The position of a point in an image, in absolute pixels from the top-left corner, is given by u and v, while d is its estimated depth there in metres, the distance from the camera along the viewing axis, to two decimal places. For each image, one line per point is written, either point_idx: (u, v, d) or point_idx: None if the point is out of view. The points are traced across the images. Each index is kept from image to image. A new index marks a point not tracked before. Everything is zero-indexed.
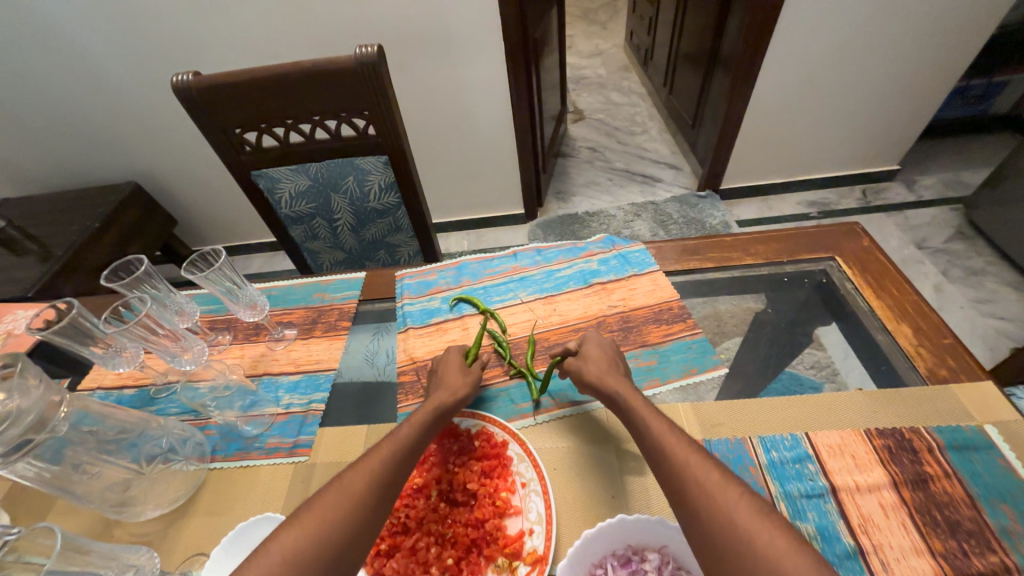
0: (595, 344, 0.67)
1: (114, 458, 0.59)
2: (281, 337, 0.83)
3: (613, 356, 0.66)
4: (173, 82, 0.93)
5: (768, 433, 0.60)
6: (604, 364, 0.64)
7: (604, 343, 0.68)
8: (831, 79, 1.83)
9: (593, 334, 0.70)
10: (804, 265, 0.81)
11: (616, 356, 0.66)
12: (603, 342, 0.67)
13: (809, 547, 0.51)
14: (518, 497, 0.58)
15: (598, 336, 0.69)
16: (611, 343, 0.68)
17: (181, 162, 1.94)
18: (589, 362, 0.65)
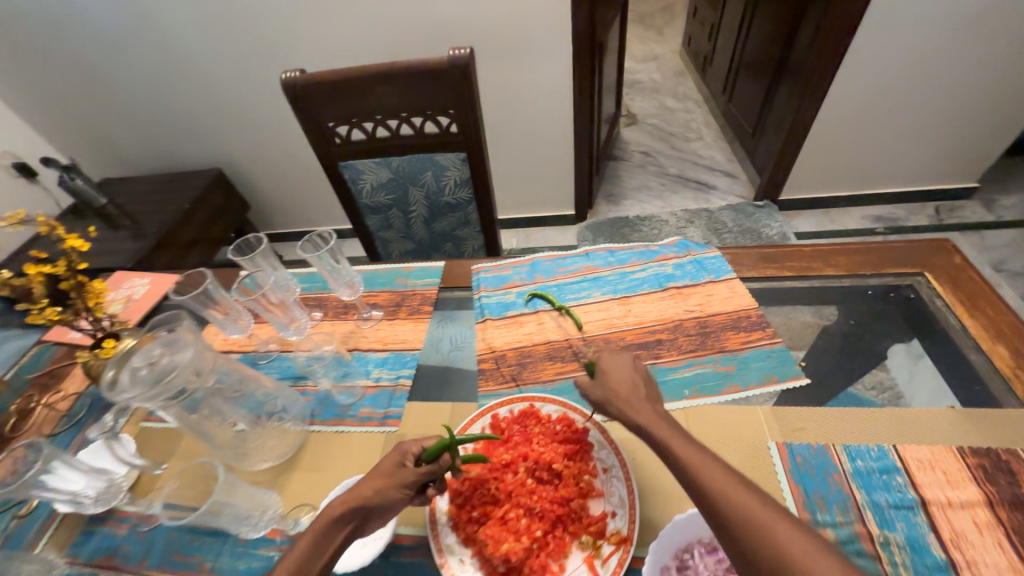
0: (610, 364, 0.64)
1: (239, 408, 0.66)
2: (369, 317, 0.89)
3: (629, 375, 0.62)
4: (283, 79, 1.02)
5: (854, 443, 0.61)
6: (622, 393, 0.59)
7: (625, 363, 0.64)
8: (910, 90, 1.76)
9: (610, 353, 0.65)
10: (891, 280, 0.79)
11: (638, 376, 0.62)
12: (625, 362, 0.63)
13: (897, 555, 0.51)
14: (600, 481, 0.61)
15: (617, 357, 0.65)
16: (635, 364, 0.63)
17: (259, 152, 2.09)
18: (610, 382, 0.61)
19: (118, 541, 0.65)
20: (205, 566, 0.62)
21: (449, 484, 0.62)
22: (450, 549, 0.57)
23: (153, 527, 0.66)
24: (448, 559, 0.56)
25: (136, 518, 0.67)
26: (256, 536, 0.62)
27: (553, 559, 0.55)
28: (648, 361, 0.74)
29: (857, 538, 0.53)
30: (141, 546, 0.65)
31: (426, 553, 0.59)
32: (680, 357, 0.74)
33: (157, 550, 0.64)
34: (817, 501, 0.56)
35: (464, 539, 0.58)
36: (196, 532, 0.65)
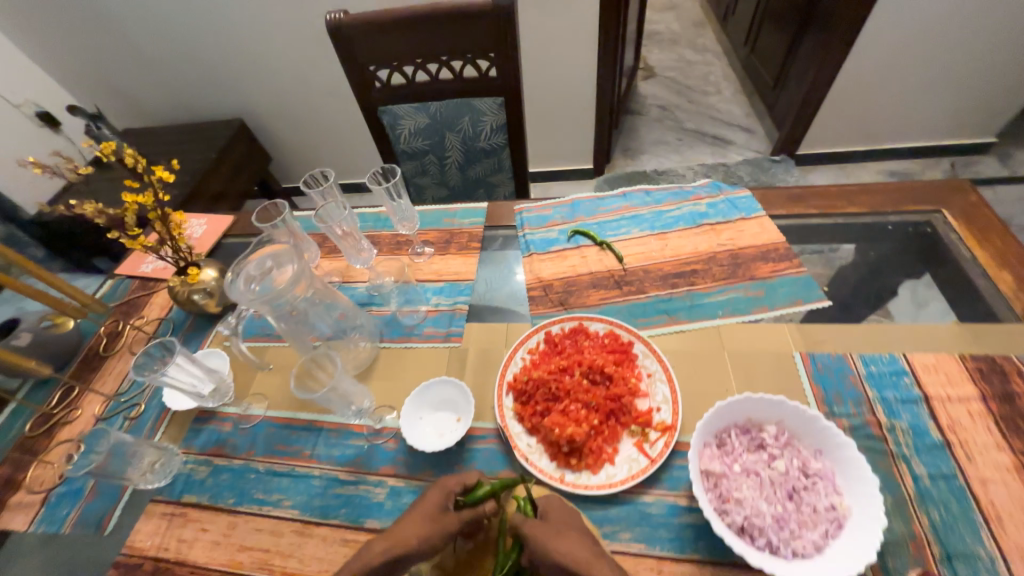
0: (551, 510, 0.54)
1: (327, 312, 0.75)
2: (421, 252, 0.96)
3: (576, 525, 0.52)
4: (327, 21, 1.04)
5: (868, 352, 0.69)
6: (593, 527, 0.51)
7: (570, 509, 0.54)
8: (940, 41, 1.73)
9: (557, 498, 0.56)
10: (911, 216, 0.85)
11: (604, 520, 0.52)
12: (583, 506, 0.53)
13: (901, 437, 0.61)
14: (645, 383, 0.70)
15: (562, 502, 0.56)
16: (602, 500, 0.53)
17: (279, 103, 2.09)
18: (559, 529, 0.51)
19: (224, 436, 0.76)
20: (305, 454, 0.72)
21: (513, 386, 0.72)
22: (519, 436, 0.67)
23: (254, 425, 0.77)
24: (518, 443, 0.66)
25: (236, 418, 0.78)
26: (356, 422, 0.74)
27: (608, 443, 0.65)
28: (684, 288, 0.82)
29: (867, 425, 0.63)
30: (246, 439, 0.75)
31: (497, 441, 0.69)
32: (714, 284, 0.81)
33: (260, 441, 0.75)
34: (835, 397, 0.66)
35: (530, 429, 0.68)
36: (293, 427, 0.75)
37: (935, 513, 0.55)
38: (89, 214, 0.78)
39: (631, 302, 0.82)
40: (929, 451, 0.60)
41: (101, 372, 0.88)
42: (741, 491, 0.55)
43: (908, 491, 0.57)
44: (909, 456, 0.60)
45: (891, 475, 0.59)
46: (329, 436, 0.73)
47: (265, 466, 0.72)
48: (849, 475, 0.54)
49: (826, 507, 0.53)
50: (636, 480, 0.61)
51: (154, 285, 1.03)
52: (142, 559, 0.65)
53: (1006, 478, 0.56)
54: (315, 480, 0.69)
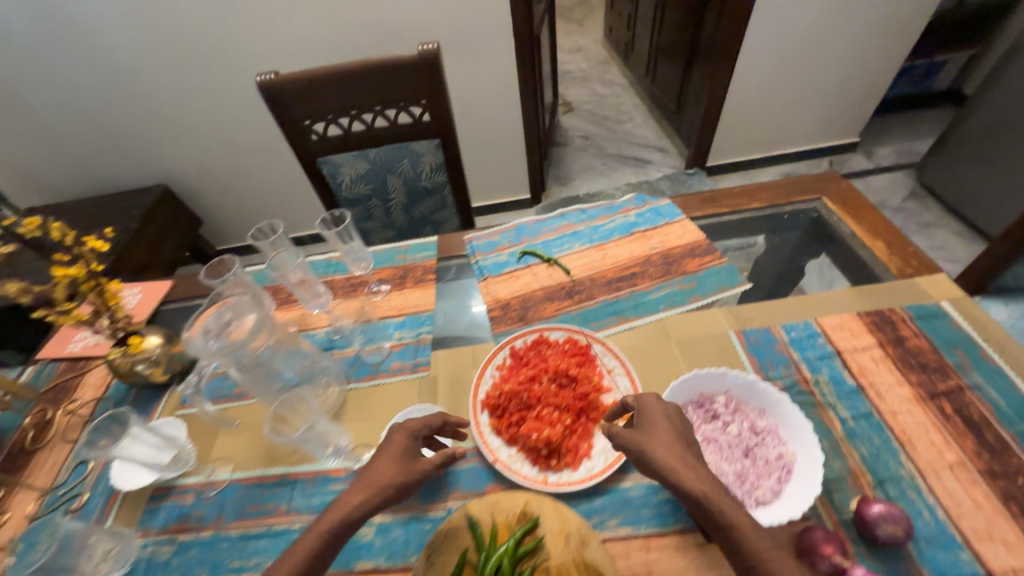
0: (652, 411, 0.59)
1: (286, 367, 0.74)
2: (378, 291, 0.98)
3: (673, 431, 0.56)
4: (258, 81, 1.07)
5: (787, 321, 0.80)
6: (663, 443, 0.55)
7: (670, 411, 0.58)
8: (799, 63, 2.08)
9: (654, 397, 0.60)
10: (799, 205, 1.01)
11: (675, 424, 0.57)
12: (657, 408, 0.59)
13: (825, 388, 0.71)
14: (608, 379, 0.76)
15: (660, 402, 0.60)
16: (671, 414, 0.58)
17: (207, 165, 2.04)
18: (654, 432, 0.56)
19: (187, 509, 0.71)
20: (281, 509, 0.69)
21: (487, 402, 0.74)
22: (498, 448, 0.69)
23: (220, 490, 0.73)
24: (499, 455, 0.69)
25: (198, 488, 0.73)
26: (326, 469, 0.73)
27: (582, 439, 0.69)
28: (628, 290, 0.90)
29: (797, 382, 0.72)
30: (212, 507, 0.71)
31: (478, 458, 0.70)
32: (653, 283, 0.91)
33: (229, 506, 0.71)
34: (767, 364, 0.75)
35: (509, 439, 0.70)
36: (264, 485, 0.72)
37: (862, 447, 0.64)
38: (12, 294, 0.73)
39: (584, 310, 0.88)
40: (849, 396, 0.70)
41: (30, 466, 0.80)
42: (705, 458, 0.62)
43: (838, 432, 0.66)
44: (834, 403, 0.69)
45: (822, 421, 0.68)
46: (304, 486, 0.71)
47: (238, 531, 0.68)
48: (790, 425, 0.62)
49: (776, 457, 0.60)
50: (613, 468, 0.65)
51: (85, 363, 0.95)
52: None
53: (909, 408, 0.67)
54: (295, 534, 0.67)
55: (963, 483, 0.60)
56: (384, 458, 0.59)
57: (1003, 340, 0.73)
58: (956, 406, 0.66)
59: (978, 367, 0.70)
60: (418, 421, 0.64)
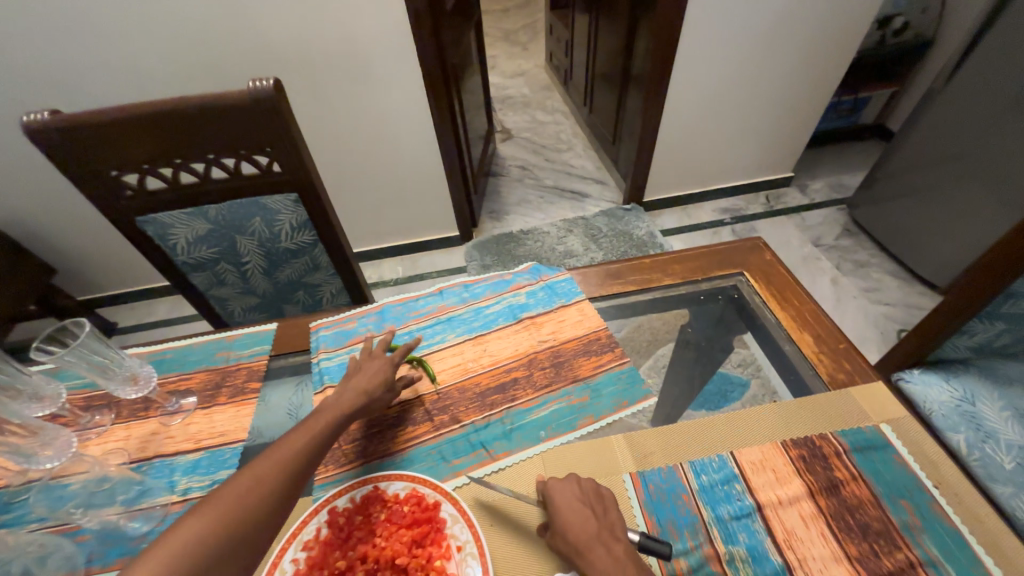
0: (561, 499, 0.55)
1: None
2: (176, 410, 0.72)
3: (587, 510, 0.53)
4: (23, 123, 0.80)
5: (698, 456, 0.61)
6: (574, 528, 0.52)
7: (584, 493, 0.55)
8: (731, 97, 2.00)
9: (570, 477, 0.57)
10: (717, 282, 0.85)
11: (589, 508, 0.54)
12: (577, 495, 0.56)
13: (743, 570, 0.52)
14: (453, 565, 0.53)
15: (576, 484, 0.56)
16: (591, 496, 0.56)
17: (57, 205, 1.70)
18: (569, 524, 0.52)
19: None
20: None
21: None
22: None
23: None
24: None
25: None
26: None
27: None
28: (503, 406, 0.69)
29: (706, 561, 0.53)
30: None
31: None
32: (537, 395, 0.70)
33: None
34: (670, 529, 0.55)
35: None
36: None
37: None
38: None
39: (445, 439, 0.66)
40: None
41: None
42: None
43: None
44: None
45: None
46: None
47: None
48: None
49: None
50: None
51: None
52: None
53: None
54: None
55: None
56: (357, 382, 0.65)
57: (956, 483, 0.57)
58: None
59: (930, 529, 0.53)
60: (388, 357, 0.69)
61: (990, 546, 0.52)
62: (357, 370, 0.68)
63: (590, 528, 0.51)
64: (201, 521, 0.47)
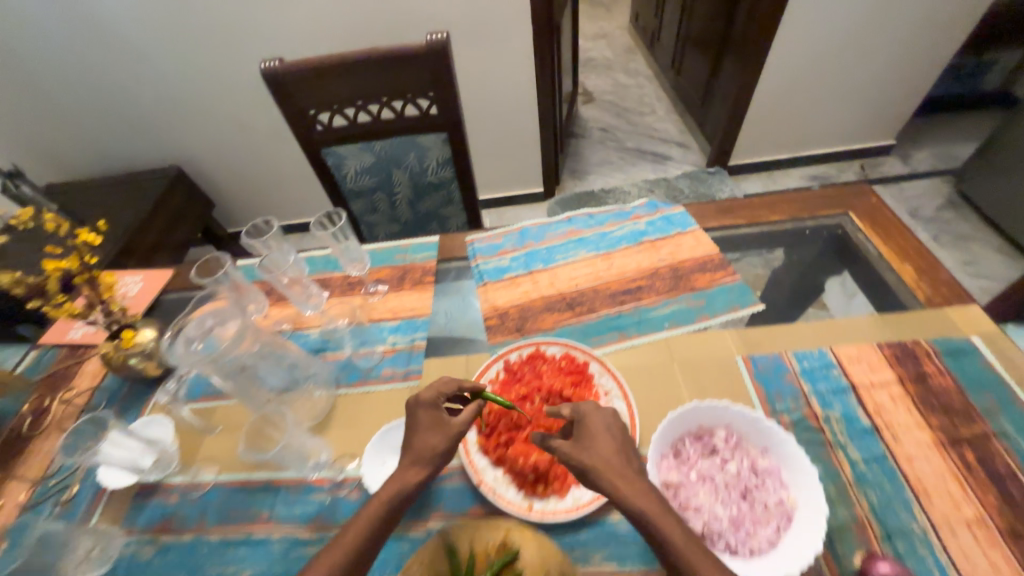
0: (596, 425, 0.56)
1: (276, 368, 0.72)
2: (374, 292, 0.96)
3: (613, 437, 0.55)
4: (263, 69, 1.04)
5: (800, 349, 0.75)
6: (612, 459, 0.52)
7: (609, 421, 0.57)
8: (836, 58, 1.95)
9: (594, 407, 0.58)
10: (822, 220, 0.95)
11: (623, 442, 0.54)
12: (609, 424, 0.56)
13: (836, 426, 0.66)
14: (603, 401, 0.72)
15: (600, 412, 0.58)
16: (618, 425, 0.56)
17: (219, 147, 2.04)
18: (596, 445, 0.54)
19: (171, 508, 0.71)
20: (263, 515, 0.69)
21: (476, 418, 0.72)
22: (484, 470, 0.67)
23: (204, 492, 0.72)
24: (485, 477, 0.66)
25: (183, 487, 0.73)
26: (310, 475, 0.72)
27: None
28: (631, 304, 0.86)
29: (806, 417, 0.67)
30: (196, 510, 0.70)
31: (465, 477, 0.68)
32: (659, 298, 0.86)
33: (213, 509, 0.70)
34: (776, 395, 0.70)
35: (495, 460, 0.67)
36: (247, 490, 0.71)
37: (872, 494, 0.59)
38: (6, 285, 0.73)
39: (584, 324, 0.85)
40: (861, 436, 0.65)
41: (25, 453, 0.81)
42: (698, 498, 0.57)
43: (848, 476, 0.62)
44: (845, 443, 0.64)
45: (831, 463, 0.63)
46: (286, 495, 0.70)
47: (218, 536, 0.68)
48: (793, 468, 0.57)
49: (777, 502, 0.56)
50: (602, 500, 0.62)
51: (83, 352, 0.95)
52: None
53: (928, 454, 0.62)
54: (275, 542, 0.66)
55: (982, 544, 0.55)
56: (419, 437, 0.60)
57: None
58: (980, 456, 0.61)
59: (1007, 413, 0.64)
60: (433, 392, 0.63)
61: None
62: (410, 429, 0.61)
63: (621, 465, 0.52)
64: (350, 539, 0.52)
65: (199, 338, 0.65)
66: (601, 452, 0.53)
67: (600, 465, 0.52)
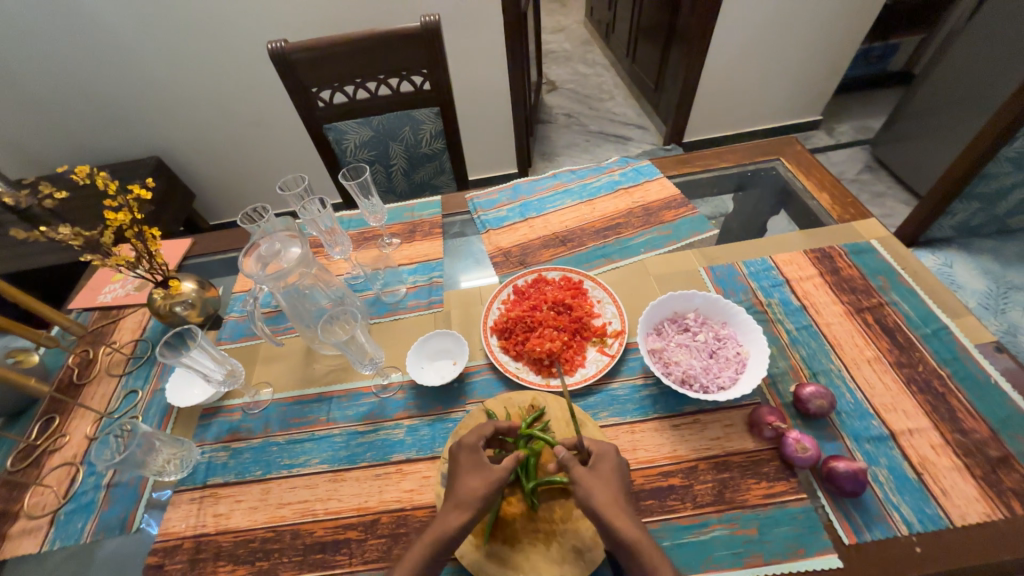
0: (603, 466, 0.62)
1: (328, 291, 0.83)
2: (389, 244, 1.09)
3: (619, 479, 0.61)
4: (271, 50, 1.14)
5: (748, 258, 0.95)
6: (610, 501, 0.58)
7: (619, 464, 0.63)
8: (769, 44, 2.21)
9: (611, 449, 0.64)
10: (760, 166, 1.16)
11: (620, 483, 0.60)
12: (612, 468, 0.62)
13: (776, 308, 0.86)
14: (598, 307, 0.88)
15: (615, 455, 0.64)
16: (621, 466, 0.63)
17: (199, 138, 2.06)
18: (602, 479, 0.60)
19: (237, 423, 0.82)
20: (322, 419, 0.81)
21: (494, 328, 0.87)
22: (507, 363, 0.82)
23: (265, 408, 0.83)
24: (509, 367, 0.81)
25: (243, 407, 0.84)
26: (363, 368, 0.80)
27: (578, 353, 0.82)
28: (614, 237, 1.03)
29: (753, 305, 0.87)
30: (260, 422, 0.82)
31: (490, 372, 0.83)
32: (635, 230, 1.04)
33: (275, 420, 0.82)
34: (730, 291, 0.89)
35: (515, 356, 0.83)
36: (304, 402, 0.83)
37: (802, 350, 0.79)
38: (66, 238, 0.81)
39: (575, 254, 1.01)
40: (794, 313, 0.85)
41: (83, 395, 0.89)
42: (679, 357, 0.75)
43: (785, 340, 0.81)
44: (782, 319, 0.84)
45: (773, 333, 0.83)
46: (340, 402, 0.83)
47: (285, 437, 0.79)
48: (746, 331, 0.76)
49: (736, 354, 0.75)
50: (603, 373, 0.79)
51: (117, 312, 1.03)
52: (181, 539, 0.70)
53: (840, 320, 0.83)
54: (336, 437, 0.78)
55: (878, 373, 0.75)
56: (462, 481, 0.62)
57: (917, 268, 0.89)
58: (876, 317, 0.82)
59: (895, 288, 0.86)
60: (475, 435, 0.66)
61: (934, 295, 0.84)
62: (453, 471, 0.64)
63: (623, 510, 0.57)
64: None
65: (269, 262, 0.76)
66: (604, 492, 0.58)
67: (601, 498, 0.57)
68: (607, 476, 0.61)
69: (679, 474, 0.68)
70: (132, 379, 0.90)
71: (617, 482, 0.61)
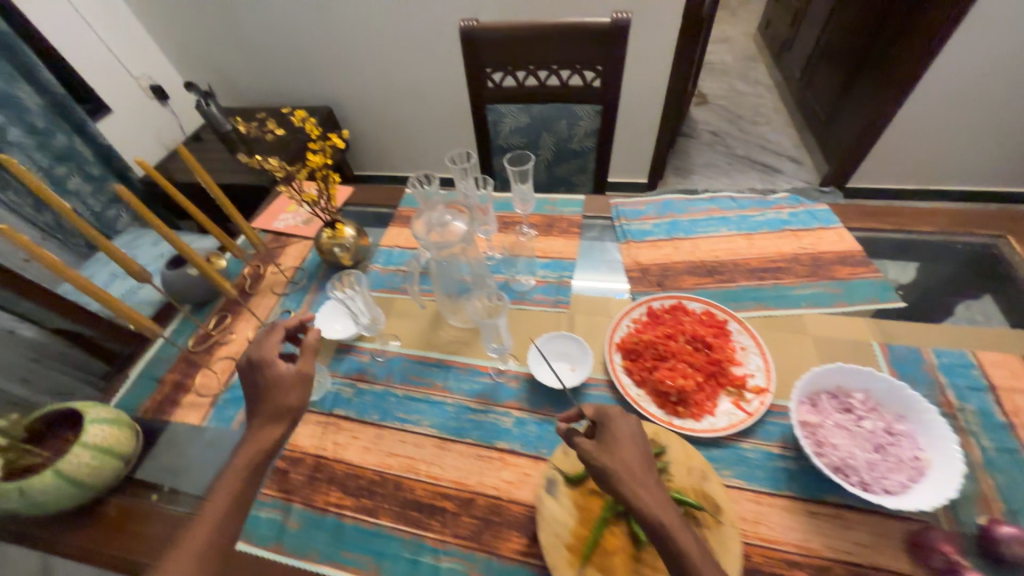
0: (621, 431, 0.58)
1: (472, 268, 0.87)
2: (526, 234, 1.10)
3: (637, 448, 0.57)
4: (462, 27, 1.20)
5: (940, 347, 0.79)
6: (637, 470, 0.55)
7: (633, 428, 0.59)
8: (1000, 94, 1.82)
9: (617, 410, 0.60)
10: (975, 239, 0.96)
11: (645, 450, 0.57)
12: (632, 435, 0.58)
13: (970, 417, 0.71)
14: (739, 354, 0.81)
15: (624, 417, 0.60)
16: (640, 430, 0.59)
17: (365, 97, 2.27)
18: (620, 451, 0.56)
19: (364, 365, 0.89)
20: (438, 384, 0.85)
21: (621, 346, 0.83)
22: (629, 386, 0.79)
23: (390, 359, 0.90)
24: (630, 391, 0.78)
25: (372, 352, 0.91)
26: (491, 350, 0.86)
27: (709, 398, 0.76)
28: (770, 282, 0.93)
29: (939, 404, 0.73)
30: (385, 370, 0.88)
31: (608, 390, 0.80)
32: (797, 280, 0.92)
33: (398, 372, 0.87)
34: (910, 379, 0.76)
35: (638, 381, 0.79)
36: (425, 363, 0.88)
37: (1000, 478, 0.65)
38: (272, 168, 0.92)
39: (721, 289, 0.93)
40: (995, 430, 0.69)
41: (249, 303, 1.04)
42: (836, 440, 0.66)
43: (976, 459, 0.67)
44: (977, 432, 0.69)
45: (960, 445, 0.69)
46: (458, 373, 0.86)
47: (403, 391, 0.84)
48: (929, 435, 0.64)
49: (911, 457, 0.63)
50: (736, 429, 0.71)
51: (285, 239, 1.18)
52: (305, 454, 0.78)
53: None
54: (448, 406, 0.82)
55: None
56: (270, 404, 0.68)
57: None
58: None
59: None
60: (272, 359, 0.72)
61: None
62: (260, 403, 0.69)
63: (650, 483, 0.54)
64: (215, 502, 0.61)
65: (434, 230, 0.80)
66: (631, 463, 0.55)
67: (622, 473, 0.54)
68: (627, 447, 0.57)
69: (807, 568, 0.60)
70: (288, 301, 1.03)
71: (632, 455, 0.57)
